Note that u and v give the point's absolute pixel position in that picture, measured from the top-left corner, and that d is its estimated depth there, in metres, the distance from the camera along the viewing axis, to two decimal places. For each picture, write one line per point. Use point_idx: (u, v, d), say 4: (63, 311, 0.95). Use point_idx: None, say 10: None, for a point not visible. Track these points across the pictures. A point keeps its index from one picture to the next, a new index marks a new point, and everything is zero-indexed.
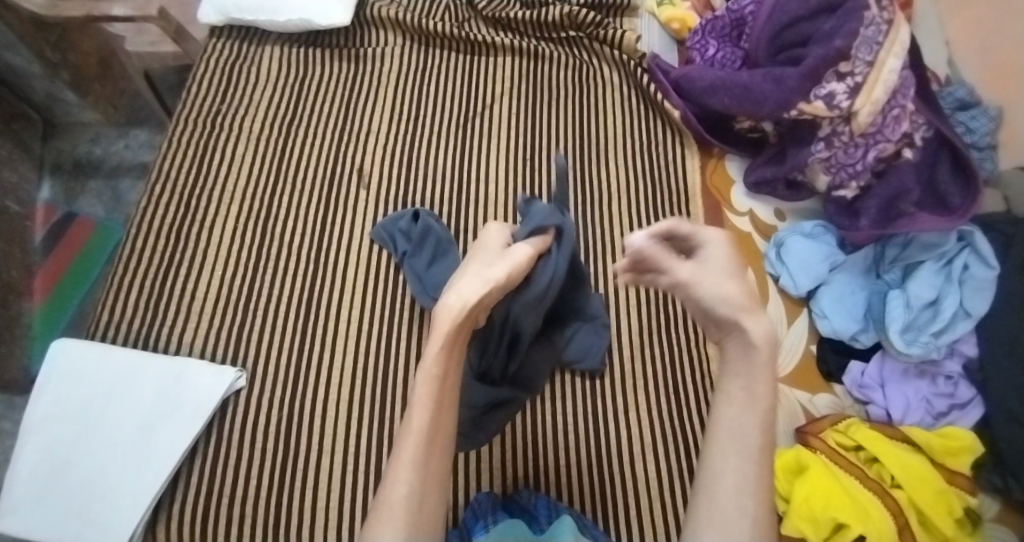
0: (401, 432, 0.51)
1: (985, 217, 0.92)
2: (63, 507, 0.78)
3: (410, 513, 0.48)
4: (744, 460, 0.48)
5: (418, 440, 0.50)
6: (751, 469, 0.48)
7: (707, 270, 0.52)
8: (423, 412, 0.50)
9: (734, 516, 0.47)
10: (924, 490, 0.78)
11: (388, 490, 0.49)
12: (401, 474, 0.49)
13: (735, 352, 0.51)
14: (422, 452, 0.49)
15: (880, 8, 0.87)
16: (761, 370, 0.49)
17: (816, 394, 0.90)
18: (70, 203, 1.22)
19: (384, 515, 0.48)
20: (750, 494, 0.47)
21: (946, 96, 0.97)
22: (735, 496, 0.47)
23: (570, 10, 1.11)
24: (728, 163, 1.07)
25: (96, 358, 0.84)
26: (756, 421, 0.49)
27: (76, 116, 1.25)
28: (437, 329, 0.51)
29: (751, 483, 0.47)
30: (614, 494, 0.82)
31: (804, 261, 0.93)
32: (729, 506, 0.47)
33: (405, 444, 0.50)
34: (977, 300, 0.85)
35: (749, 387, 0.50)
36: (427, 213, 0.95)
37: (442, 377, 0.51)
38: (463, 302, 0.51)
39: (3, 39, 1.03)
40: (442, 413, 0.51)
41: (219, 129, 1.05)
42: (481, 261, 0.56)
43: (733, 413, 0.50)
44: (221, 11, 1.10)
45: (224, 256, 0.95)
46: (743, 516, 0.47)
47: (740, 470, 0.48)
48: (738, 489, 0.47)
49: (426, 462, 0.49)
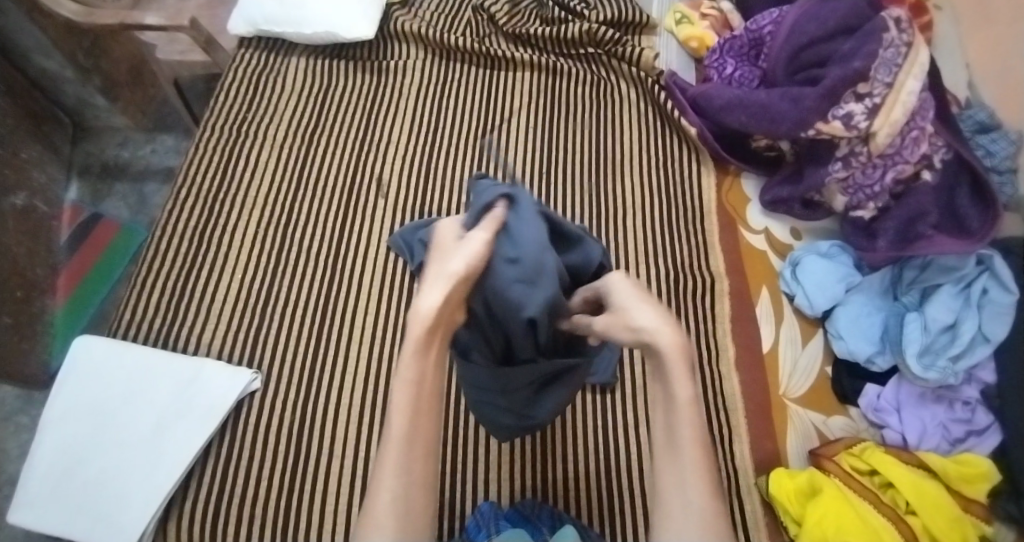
0: (382, 438, 0.49)
1: (1005, 242, 0.91)
2: (76, 501, 0.79)
3: (399, 520, 0.48)
4: (682, 453, 0.46)
5: (398, 446, 0.48)
6: (689, 458, 0.46)
7: (616, 310, 0.49)
8: (399, 419, 0.48)
9: (683, 516, 0.45)
10: (940, 517, 0.77)
11: (373, 497, 0.48)
12: (384, 482, 0.48)
13: (650, 357, 0.48)
14: (404, 459, 0.48)
15: (900, 30, 0.88)
16: (677, 365, 0.46)
17: (831, 416, 0.89)
18: (96, 204, 1.26)
19: (373, 521, 0.48)
20: (693, 485, 0.45)
21: (966, 118, 0.97)
22: (680, 493, 0.46)
23: (590, 27, 1.13)
24: (744, 181, 1.06)
25: (114, 357, 0.86)
26: (682, 415, 0.46)
27: (106, 120, 1.29)
28: (410, 337, 0.48)
29: (691, 476, 0.45)
30: (623, 510, 0.81)
31: (821, 282, 0.93)
32: (677, 506, 0.45)
33: (386, 452, 0.48)
34: (995, 324, 0.84)
35: (669, 383, 0.47)
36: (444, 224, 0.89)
37: (418, 382, 0.48)
38: (432, 305, 0.47)
39: (40, 45, 1.07)
40: (422, 420, 0.49)
41: (242, 137, 1.07)
42: (443, 252, 0.50)
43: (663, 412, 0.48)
44: (250, 22, 1.14)
45: (243, 259, 0.97)
46: (689, 512, 0.45)
47: (680, 467, 0.46)
48: (682, 485, 0.46)
49: (409, 470, 0.48)
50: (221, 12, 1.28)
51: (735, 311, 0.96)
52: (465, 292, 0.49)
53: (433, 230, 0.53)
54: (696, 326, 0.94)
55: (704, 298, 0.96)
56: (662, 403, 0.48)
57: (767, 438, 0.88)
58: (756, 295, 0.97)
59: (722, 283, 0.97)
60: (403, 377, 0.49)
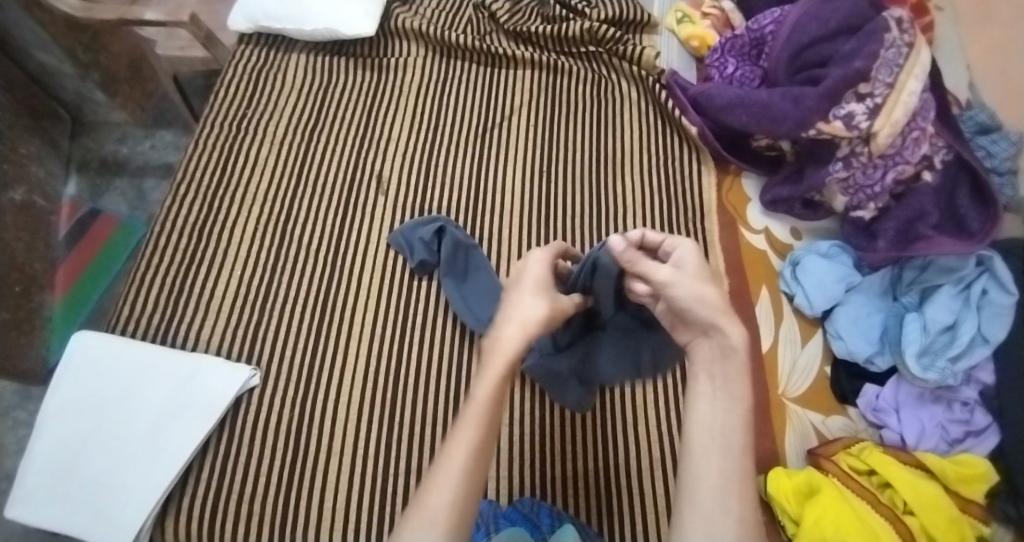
0: (447, 441, 0.50)
1: (1005, 243, 0.91)
2: (73, 497, 0.79)
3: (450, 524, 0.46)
4: (729, 458, 0.49)
5: (465, 449, 0.49)
6: (735, 464, 0.48)
7: (685, 271, 0.54)
8: (470, 426, 0.50)
9: (721, 516, 0.46)
10: (937, 517, 0.77)
11: (430, 496, 0.47)
12: (447, 481, 0.48)
13: (710, 355, 0.53)
14: (469, 462, 0.48)
15: (901, 30, 0.88)
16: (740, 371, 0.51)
17: (830, 416, 0.89)
18: (95, 199, 1.25)
19: (426, 521, 0.46)
20: (735, 494, 0.47)
21: (967, 120, 0.96)
22: (720, 496, 0.47)
23: (591, 25, 1.13)
24: (744, 181, 1.06)
25: (114, 353, 0.86)
26: (736, 419, 0.50)
27: (105, 115, 1.28)
28: (498, 355, 0.51)
29: (736, 480, 0.48)
30: (621, 508, 0.81)
31: (820, 282, 0.92)
32: (717, 506, 0.47)
33: (452, 453, 0.49)
34: (994, 325, 0.84)
35: (729, 389, 0.51)
36: (453, 230, 0.95)
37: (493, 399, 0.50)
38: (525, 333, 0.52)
39: (39, 39, 1.06)
40: (488, 434, 0.50)
41: (242, 134, 1.07)
42: (528, 292, 0.55)
43: (714, 412, 0.51)
44: (249, 19, 1.13)
45: (242, 256, 0.97)
46: (727, 514, 0.46)
47: (727, 469, 0.48)
48: (724, 487, 0.47)
49: (471, 472, 0.48)
50: (222, 8, 1.27)
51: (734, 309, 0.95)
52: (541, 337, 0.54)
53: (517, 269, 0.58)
54: None
55: None
56: (712, 407, 0.51)
57: (765, 437, 0.87)
58: (756, 294, 0.97)
59: (722, 281, 0.96)
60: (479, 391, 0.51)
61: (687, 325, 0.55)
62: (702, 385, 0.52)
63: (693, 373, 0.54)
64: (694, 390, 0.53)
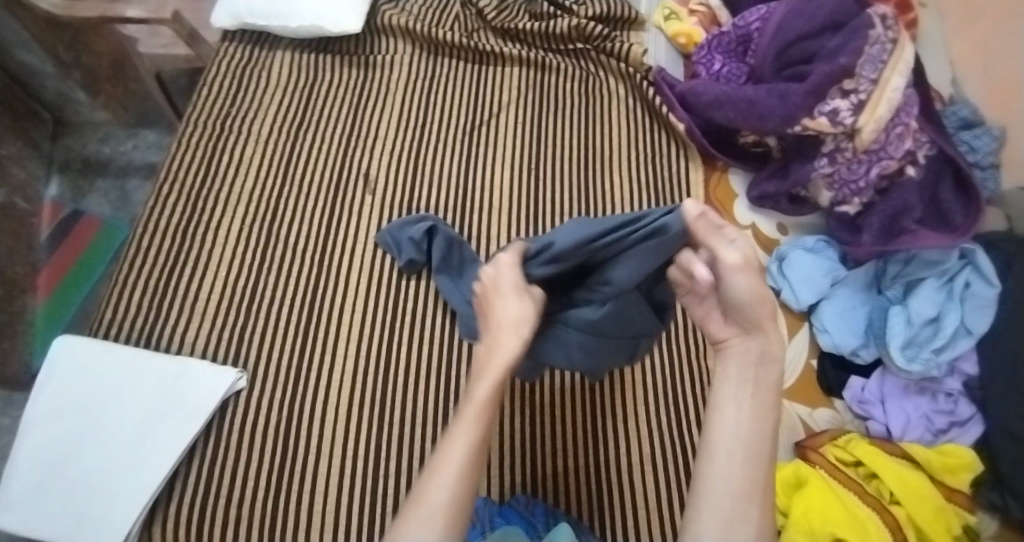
0: (448, 441, 0.52)
1: (987, 236, 0.92)
2: (58, 505, 0.78)
3: (448, 521, 0.48)
4: (754, 466, 0.50)
5: (462, 448, 0.51)
6: (759, 473, 0.50)
7: (755, 261, 0.52)
8: (471, 427, 0.52)
9: (741, 521, 0.48)
10: (922, 506, 0.78)
11: (427, 493, 0.50)
12: (442, 478, 0.50)
13: (743, 354, 0.54)
14: (465, 461, 0.51)
15: (885, 26, 0.88)
16: (770, 382, 0.53)
17: (817, 409, 0.90)
18: (77, 201, 1.23)
19: (424, 517, 0.48)
20: (756, 504, 0.49)
21: (950, 115, 0.98)
22: (742, 503, 0.49)
23: (578, 22, 1.13)
24: (732, 176, 1.08)
25: (100, 357, 0.85)
26: (764, 427, 0.51)
27: (86, 115, 1.25)
28: (498, 360, 0.54)
29: (759, 489, 0.49)
30: (610, 504, 0.82)
31: (806, 276, 0.94)
32: (737, 511, 0.49)
33: (452, 454, 0.51)
34: (977, 317, 0.86)
35: (759, 398, 0.52)
36: (444, 229, 0.93)
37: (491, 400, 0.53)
38: (522, 336, 0.55)
39: (18, 38, 1.04)
40: (485, 435, 0.53)
41: (227, 133, 1.05)
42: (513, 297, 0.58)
43: (741, 415, 0.51)
44: (233, 16, 1.12)
45: (228, 257, 0.95)
46: (748, 522, 0.48)
47: (752, 477, 0.49)
48: (747, 494, 0.49)
49: (468, 472, 0.51)
50: (205, 5, 1.26)
51: None
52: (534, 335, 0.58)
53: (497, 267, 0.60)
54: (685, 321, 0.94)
55: None
56: (743, 411, 0.52)
57: None
58: None
59: None
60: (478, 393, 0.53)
61: (727, 317, 0.55)
62: (731, 389, 0.53)
63: (724, 370, 0.54)
64: (721, 391, 0.53)
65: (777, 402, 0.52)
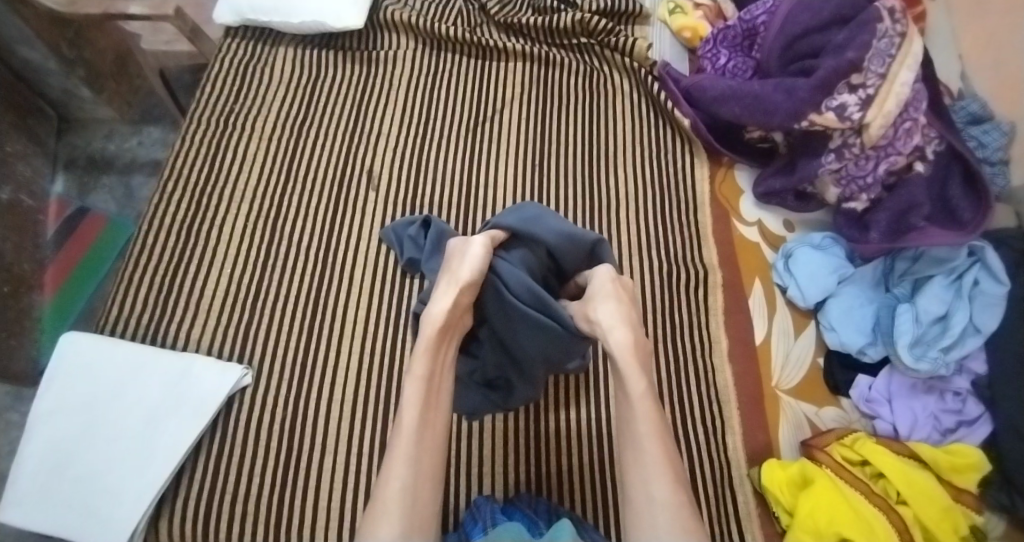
0: (396, 432, 0.61)
1: (996, 233, 0.91)
2: (64, 501, 0.78)
3: (405, 508, 0.56)
4: (643, 450, 0.61)
5: (409, 436, 0.59)
6: (651, 444, 0.61)
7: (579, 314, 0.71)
8: (412, 412, 0.61)
9: (648, 499, 0.59)
10: (929, 506, 0.77)
11: (384, 489, 0.57)
12: (395, 471, 0.57)
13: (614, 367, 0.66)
14: (413, 447, 0.59)
15: (893, 20, 0.87)
16: (631, 368, 0.64)
17: (823, 407, 0.89)
18: (83, 198, 1.24)
19: (382, 510, 0.56)
20: (656, 475, 0.59)
21: (959, 110, 0.97)
22: (645, 483, 0.59)
23: (582, 16, 1.12)
24: (738, 172, 1.06)
25: (104, 353, 0.85)
26: (640, 416, 0.63)
27: (91, 112, 1.26)
28: (424, 338, 0.64)
29: (653, 467, 0.60)
30: (615, 502, 0.81)
31: (812, 272, 0.93)
32: (643, 494, 0.59)
33: (400, 443, 0.59)
34: (986, 315, 0.84)
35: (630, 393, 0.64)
36: (440, 223, 0.91)
37: (428, 381, 0.63)
38: (442, 307, 0.64)
39: (22, 35, 1.04)
40: (432, 423, 0.61)
41: (232, 129, 1.06)
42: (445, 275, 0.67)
43: (627, 418, 0.64)
44: (237, 12, 1.12)
45: (232, 254, 0.96)
46: (655, 502, 0.58)
47: (641, 461, 0.60)
48: (645, 475, 0.60)
49: (417, 459, 0.58)
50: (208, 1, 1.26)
51: (726, 302, 0.96)
52: (466, 302, 0.66)
53: (445, 257, 0.71)
54: (689, 319, 0.94)
55: (697, 293, 0.96)
56: (627, 414, 0.64)
57: (760, 429, 0.88)
58: (750, 286, 0.97)
59: (715, 275, 0.97)
60: (415, 374, 0.63)
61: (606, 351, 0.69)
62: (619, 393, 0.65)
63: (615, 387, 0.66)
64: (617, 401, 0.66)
65: (647, 381, 0.64)
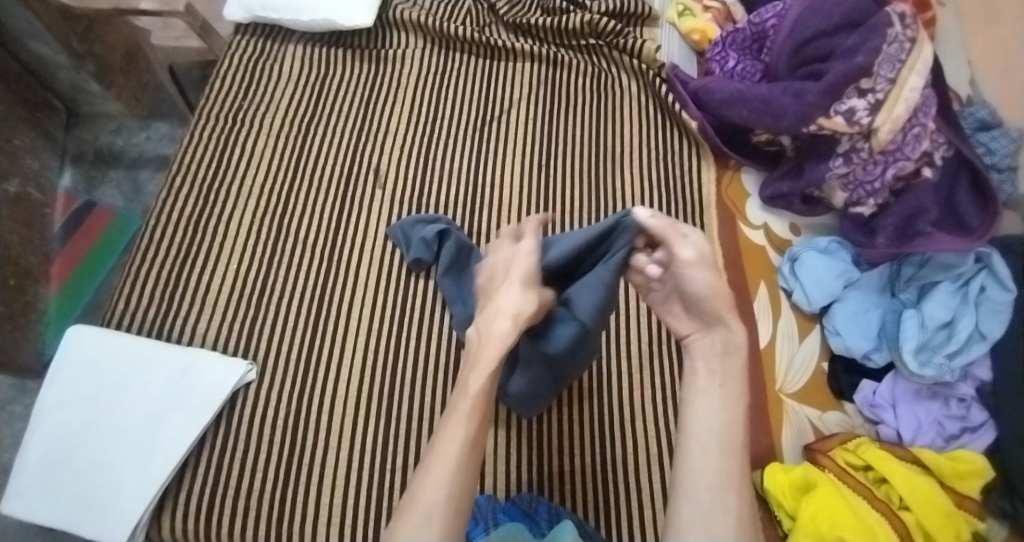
0: (441, 435, 0.53)
1: (1003, 240, 0.91)
2: (68, 495, 0.79)
3: (447, 514, 0.50)
4: (727, 457, 0.51)
5: (457, 441, 0.52)
6: (735, 465, 0.51)
7: (710, 257, 0.55)
8: (463, 418, 0.53)
9: (720, 513, 0.49)
10: (933, 512, 0.77)
11: (422, 491, 0.51)
12: (437, 475, 0.51)
13: (711, 351, 0.56)
14: (459, 454, 0.52)
15: (904, 25, 0.87)
16: (738, 367, 0.55)
17: (826, 411, 0.89)
18: (90, 192, 1.24)
19: (418, 515, 0.50)
20: (736, 491, 0.50)
21: (967, 116, 0.97)
22: (719, 495, 0.50)
23: (591, 17, 1.12)
24: (744, 176, 1.06)
25: (111, 347, 0.85)
26: (731, 416, 0.53)
27: (100, 106, 1.27)
28: (486, 353, 0.54)
29: (735, 480, 0.50)
30: (619, 502, 0.81)
31: (818, 276, 0.92)
32: (715, 505, 0.49)
33: (444, 445, 0.53)
34: (993, 322, 0.84)
35: (726, 388, 0.54)
36: (457, 232, 0.93)
37: (484, 393, 0.54)
38: (508, 333, 0.54)
39: (33, 29, 1.05)
40: (481, 431, 0.54)
41: (239, 125, 1.06)
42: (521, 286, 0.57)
43: (714, 407, 0.53)
44: (246, 9, 1.12)
45: (239, 250, 0.96)
46: (728, 515, 0.49)
47: (725, 468, 0.50)
48: (722, 486, 0.50)
49: (463, 464, 0.52)
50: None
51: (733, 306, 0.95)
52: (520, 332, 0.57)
53: (512, 256, 0.59)
54: None
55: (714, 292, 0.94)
56: (711, 405, 0.53)
57: (762, 433, 0.87)
58: (754, 290, 0.97)
59: None
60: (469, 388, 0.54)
61: (688, 312, 0.58)
62: (704, 381, 0.55)
63: (695, 368, 0.56)
64: (695, 379, 0.55)
65: (744, 388, 0.55)
